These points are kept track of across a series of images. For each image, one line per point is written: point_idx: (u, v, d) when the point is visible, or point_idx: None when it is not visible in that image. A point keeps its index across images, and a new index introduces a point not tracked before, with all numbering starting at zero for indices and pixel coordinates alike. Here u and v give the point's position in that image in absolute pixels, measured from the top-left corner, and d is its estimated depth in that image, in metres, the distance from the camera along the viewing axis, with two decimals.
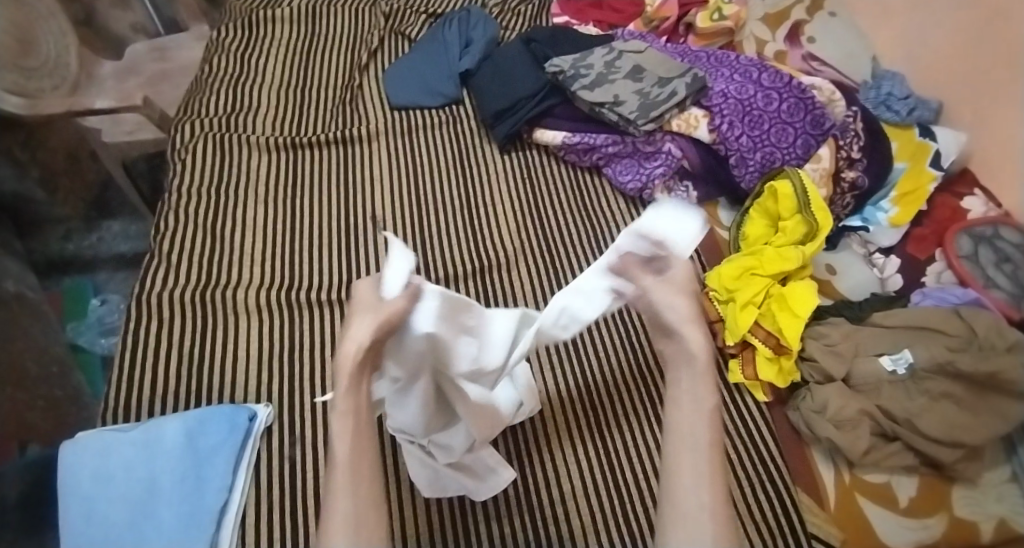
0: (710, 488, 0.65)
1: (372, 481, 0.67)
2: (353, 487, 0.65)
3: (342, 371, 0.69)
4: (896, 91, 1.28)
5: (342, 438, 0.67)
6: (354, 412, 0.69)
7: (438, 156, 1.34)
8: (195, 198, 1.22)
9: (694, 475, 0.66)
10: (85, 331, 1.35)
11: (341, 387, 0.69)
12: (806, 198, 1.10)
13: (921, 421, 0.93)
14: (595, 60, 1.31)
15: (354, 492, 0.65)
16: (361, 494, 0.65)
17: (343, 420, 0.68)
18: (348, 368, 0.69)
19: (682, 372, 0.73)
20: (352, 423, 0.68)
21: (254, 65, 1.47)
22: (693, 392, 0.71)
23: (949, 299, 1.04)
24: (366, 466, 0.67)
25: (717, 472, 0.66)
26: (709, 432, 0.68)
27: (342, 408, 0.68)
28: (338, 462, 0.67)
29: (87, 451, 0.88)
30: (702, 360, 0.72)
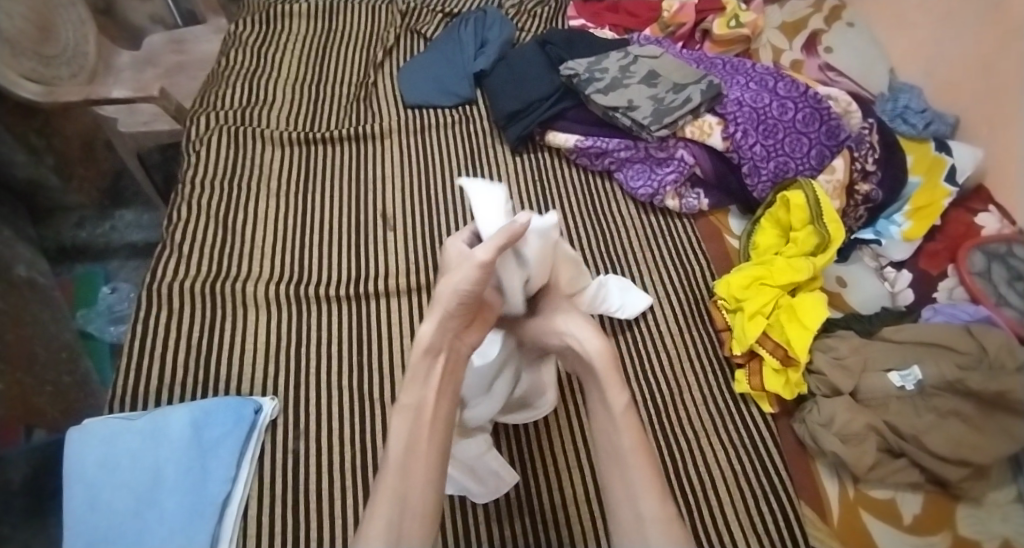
0: (643, 482, 0.72)
1: (426, 481, 0.69)
2: (398, 487, 0.68)
3: (413, 355, 0.73)
4: (913, 104, 1.27)
5: (398, 435, 0.70)
6: (416, 409, 0.71)
7: (450, 155, 1.34)
8: (208, 190, 1.22)
9: (628, 483, 0.73)
10: (96, 318, 1.32)
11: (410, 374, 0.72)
12: (819, 209, 1.09)
13: (928, 438, 0.93)
14: (610, 64, 1.30)
15: (400, 492, 0.68)
16: (411, 501, 0.68)
17: (403, 414, 0.71)
18: (420, 348, 0.72)
19: (600, 393, 0.77)
20: (410, 422, 0.71)
21: (271, 60, 1.48)
22: (605, 401, 0.76)
23: (960, 315, 1.03)
24: (419, 465, 0.70)
25: (646, 468, 0.73)
26: (632, 434, 0.75)
27: (404, 403, 0.72)
28: (390, 464, 0.69)
29: (93, 438, 0.88)
30: (607, 367, 0.77)
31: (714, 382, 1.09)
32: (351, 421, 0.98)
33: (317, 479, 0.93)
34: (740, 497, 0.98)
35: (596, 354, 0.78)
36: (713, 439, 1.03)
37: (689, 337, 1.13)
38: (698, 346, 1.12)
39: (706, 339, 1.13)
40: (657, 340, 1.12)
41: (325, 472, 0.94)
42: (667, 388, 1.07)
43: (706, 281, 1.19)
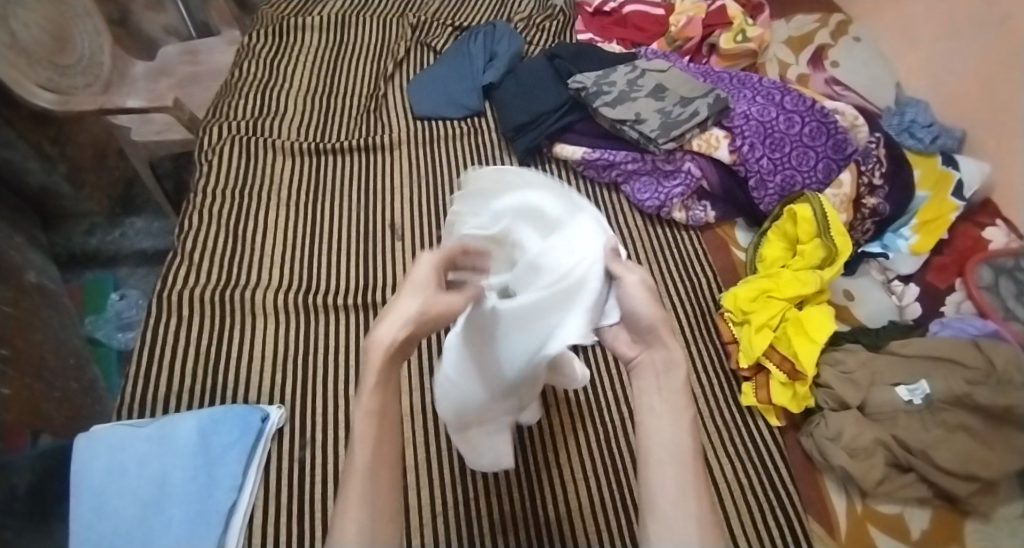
0: (690, 491, 0.59)
1: (391, 492, 0.61)
2: (371, 492, 0.59)
3: (370, 362, 0.60)
4: (920, 118, 1.27)
5: (364, 441, 0.60)
6: (380, 413, 0.60)
7: (458, 167, 1.35)
8: (218, 199, 1.24)
9: (676, 487, 0.59)
10: (104, 325, 1.32)
11: (365, 383, 0.60)
12: (826, 222, 1.09)
13: (936, 453, 0.92)
14: (618, 77, 1.31)
15: (371, 496, 0.59)
16: (380, 507, 0.59)
17: (367, 415, 0.60)
18: (380, 354, 0.60)
19: (658, 382, 0.64)
20: (378, 424, 0.60)
21: (282, 71, 1.50)
22: (668, 399, 0.62)
23: (968, 330, 1.02)
24: (385, 473, 0.61)
25: (697, 472, 0.59)
26: (690, 439, 0.60)
27: (367, 406, 0.60)
28: (355, 468, 0.60)
29: (101, 443, 0.89)
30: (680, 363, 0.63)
31: (720, 394, 1.08)
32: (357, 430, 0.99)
33: (321, 488, 0.93)
34: (746, 511, 0.98)
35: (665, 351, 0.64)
36: (719, 452, 1.03)
37: (695, 348, 1.13)
38: (704, 358, 1.12)
39: (712, 350, 1.13)
40: None
41: (331, 481, 0.94)
42: None
43: (713, 294, 1.19)
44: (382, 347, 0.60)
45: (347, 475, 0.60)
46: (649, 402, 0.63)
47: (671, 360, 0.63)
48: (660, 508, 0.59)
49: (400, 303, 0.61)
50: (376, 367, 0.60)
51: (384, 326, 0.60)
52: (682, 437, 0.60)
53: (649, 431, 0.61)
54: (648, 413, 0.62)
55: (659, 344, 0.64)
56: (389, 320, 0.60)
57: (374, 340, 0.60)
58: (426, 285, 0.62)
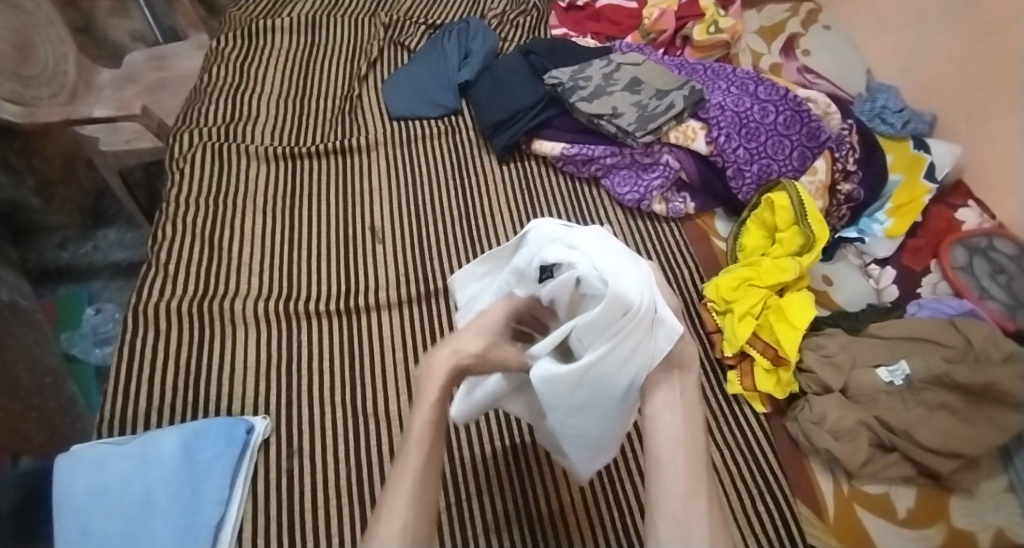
0: (697, 484, 0.59)
1: (433, 499, 0.62)
2: (417, 492, 0.60)
3: (432, 375, 0.64)
4: (891, 103, 1.29)
5: (419, 445, 0.62)
6: (437, 422, 0.64)
7: (436, 167, 1.34)
8: (193, 208, 1.22)
9: (684, 480, 0.59)
10: (80, 340, 1.29)
11: (426, 394, 0.63)
12: (803, 209, 1.11)
13: (918, 431, 0.94)
14: (594, 72, 1.32)
15: (417, 495, 0.60)
16: (426, 505, 0.61)
17: (426, 421, 0.63)
18: (441, 375, 0.64)
19: (669, 378, 0.65)
20: (432, 433, 0.63)
21: (254, 76, 1.47)
22: (677, 395, 0.63)
23: (945, 309, 1.04)
24: (432, 482, 0.62)
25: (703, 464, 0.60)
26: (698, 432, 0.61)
27: (426, 416, 0.63)
28: (408, 468, 0.61)
29: (82, 462, 0.87)
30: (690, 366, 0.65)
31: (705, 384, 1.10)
32: (345, 436, 0.98)
33: (311, 497, 0.92)
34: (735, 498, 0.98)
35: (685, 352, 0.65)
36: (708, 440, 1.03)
37: None
38: None
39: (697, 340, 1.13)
40: None
41: (321, 490, 0.93)
42: None
43: (696, 284, 1.19)
44: (443, 370, 0.64)
45: (397, 475, 0.62)
46: (660, 397, 0.64)
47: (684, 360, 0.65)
48: (665, 500, 0.59)
49: (463, 339, 0.66)
50: (437, 383, 0.63)
51: (447, 352, 0.65)
52: (693, 436, 0.61)
53: (660, 424, 0.62)
54: (663, 403, 0.63)
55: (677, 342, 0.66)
56: (453, 350, 0.65)
57: (435, 362, 0.65)
58: (493, 326, 0.67)
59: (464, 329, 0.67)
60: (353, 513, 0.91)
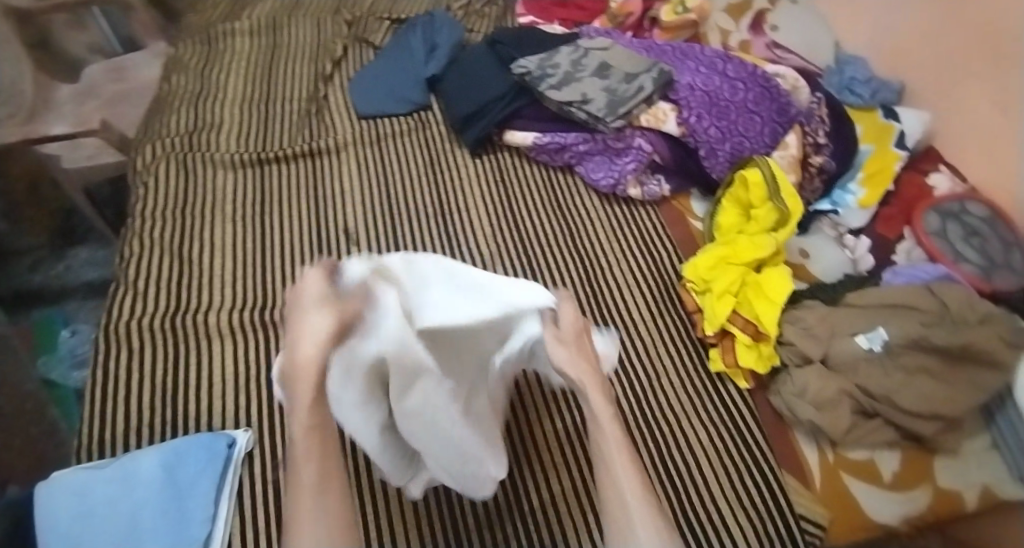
0: (629, 485, 0.68)
1: (343, 503, 0.66)
2: (322, 505, 0.64)
3: (300, 379, 0.64)
4: (859, 74, 1.31)
5: (306, 458, 0.65)
6: (319, 427, 0.66)
7: (408, 163, 1.33)
8: (160, 222, 1.20)
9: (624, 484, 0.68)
10: (58, 365, 1.25)
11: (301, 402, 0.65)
12: (776, 185, 1.11)
13: (899, 396, 0.95)
14: (562, 58, 1.31)
15: (321, 497, 0.64)
16: (333, 513, 0.64)
17: (307, 433, 0.66)
18: (309, 375, 0.63)
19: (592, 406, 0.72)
20: (318, 440, 0.66)
21: (215, 82, 1.45)
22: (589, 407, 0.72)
23: (920, 275, 1.06)
24: (336, 485, 0.66)
25: (630, 464, 0.70)
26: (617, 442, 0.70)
27: (306, 424, 0.66)
28: (302, 481, 0.65)
29: (62, 490, 0.86)
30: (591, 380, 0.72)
31: (690, 365, 1.10)
32: None
33: None
34: (723, 475, 0.99)
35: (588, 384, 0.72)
36: (693, 419, 1.04)
37: (663, 322, 1.14)
38: (671, 329, 1.14)
39: (679, 323, 1.14)
40: (630, 325, 1.14)
41: None
42: (644, 377, 1.08)
43: (675, 267, 1.20)
44: (308, 369, 0.63)
45: (295, 497, 0.64)
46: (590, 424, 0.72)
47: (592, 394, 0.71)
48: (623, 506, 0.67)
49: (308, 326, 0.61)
50: (309, 385, 0.64)
51: (310, 349, 0.62)
52: (620, 448, 0.70)
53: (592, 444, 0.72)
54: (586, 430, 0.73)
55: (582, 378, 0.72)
56: (313, 345, 0.61)
57: (298, 367, 0.63)
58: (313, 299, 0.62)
59: (300, 316, 0.62)
60: None
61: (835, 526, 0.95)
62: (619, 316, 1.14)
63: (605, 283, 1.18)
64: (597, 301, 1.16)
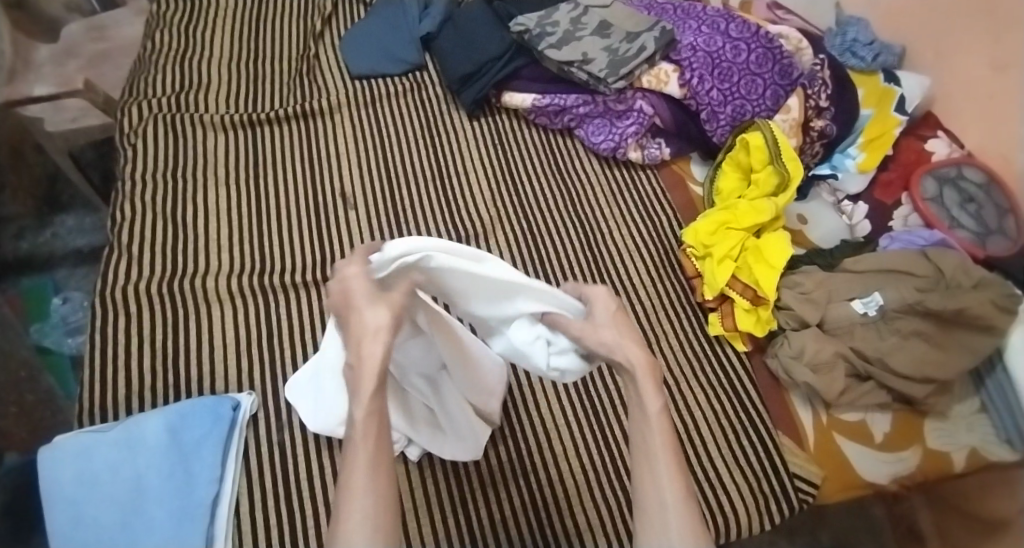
0: (671, 489, 0.62)
1: (390, 492, 0.60)
2: (373, 485, 0.59)
3: (365, 373, 0.62)
4: (861, 36, 1.28)
5: (364, 439, 0.61)
6: (380, 415, 0.62)
7: (403, 125, 1.30)
8: (152, 184, 1.16)
9: (655, 478, 0.63)
10: (51, 332, 1.23)
11: (364, 390, 0.62)
12: (777, 148, 1.10)
13: (892, 359, 0.96)
14: (561, 16, 1.28)
15: (374, 474, 0.59)
16: (382, 495, 0.59)
17: (369, 417, 0.62)
18: (375, 367, 0.62)
19: (633, 389, 0.67)
20: (377, 424, 0.62)
21: (202, 39, 1.40)
22: (639, 399, 0.66)
23: (916, 241, 1.06)
24: (385, 470, 0.61)
25: (673, 463, 0.63)
26: (662, 439, 0.64)
27: (369, 409, 0.62)
28: (359, 463, 0.60)
29: (65, 455, 0.84)
30: (644, 371, 0.66)
31: (690, 329, 1.10)
32: None
33: (304, 467, 0.92)
34: (720, 435, 1.00)
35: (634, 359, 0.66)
36: (691, 382, 1.05)
37: (662, 287, 1.14)
38: (669, 294, 1.13)
39: (678, 286, 1.14)
40: (631, 288, 1.13)
41: (315, 458, 0.92)
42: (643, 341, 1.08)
43: (674, 231, 1.20)
44: (375, 361, 0.62)
45: (348, 475, 0.59)
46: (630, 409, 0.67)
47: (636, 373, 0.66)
48: (651, 500, 0.62)
49: (372, 316, 0.63)
50: (371, 374, 0.62)
51: (370, 340, 0.62)
52: (659, 436, 0.64)
53: (633, 435, 0.66)
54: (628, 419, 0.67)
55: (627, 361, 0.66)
56: (374, 334, 0.63)
57: (366, 355, 0.62)
58: (365, 294, 0.63)
59: (363, 306, 0.63)
60: None
61: (828, 484, 0.97)
62: (618, 281, 1.14)
63: (605, 247, 1.17)
64: (597, 266, 1.15)
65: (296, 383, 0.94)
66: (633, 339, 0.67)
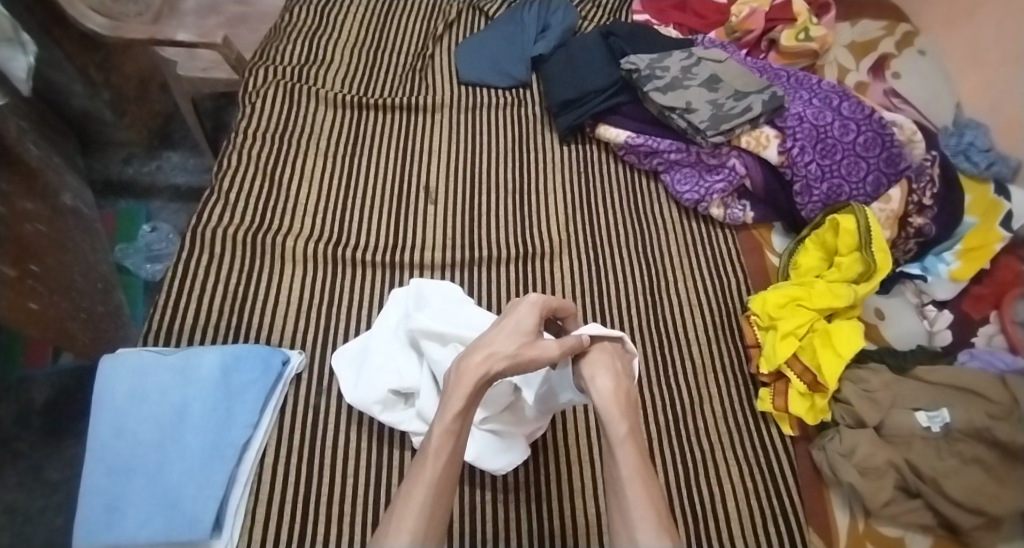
0: (641, 520, 0.68)
1: (442, 509, 0.69)
2: (430, 502, 0.68)
3: (463, 385, 0.74)
4: (979, 141, 1.20)
5: (437, 456, 0.70)
6: (459, 432, 0.72)
7: (498, 135, 1.33)
8: (260, 141, 1.23)
9: (623, 506, 0.70)
10: (134, 254, 1.33)
11: (452, 406, 0.73)
12: (869, 236, 1.06)
13: (946, 481, 0.90)
14: (672, 62, 1.29)
15: (434, 489, 0.68)
16: (438, 508, 0.68)
17: (445, 434, 0.72)
18: (471, 384, 0.74)
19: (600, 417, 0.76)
20: (451, 443, 0.71)
21: (333, 20, 1.48)
22: (604, 430, 0.75)
23: (996, 363, 1.00)
24: (446, 488, 0.70)
25: (644, 494, 0.70)
26: (628, 467, 0.72)
27: (448, 425, 0.72)
28: (426, 476, 0.69)
29: (125, 369, 0.89)
30: (607, 399, 0.76)
31: (738, 398, 1.07)
32: None
33: (332, 435, 0.94)
34: (748, 513, 0.96)
35: (598, 388, 0.77)
36: (727, 451, 1.01)
37: (716, 348, 1.11)
38: (724, 358, 1.10)
39: (734, 351, 1.11)
40: (684, 342, 1.11)
41: (345, 428, 0.94)
42: (688, 398, 1.06)
43: (741, 295, 1.17)
44: (474, 379, 0.74)
45: (413, 482, 0.69)
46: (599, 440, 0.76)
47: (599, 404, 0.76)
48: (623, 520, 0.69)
49: (492, 350, 0.76)
50: (464, 392, 0.73)
51: (481, 357, 0.75)
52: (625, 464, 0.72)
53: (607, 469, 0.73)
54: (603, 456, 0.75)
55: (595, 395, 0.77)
56: (487, 355, 0.75)
57: (469, 373, 0.74)
58: (517, 324, 0.79)
59: (498, 334, 0.78)
60: (373, 457, 0.93)
61: None
62: (676, 332, 1.12)
63: (666, 296, 1.16)
64: (654, 312, 1.14)
65: (346, 351, 0.98)
66: (603, 370, 0.78)
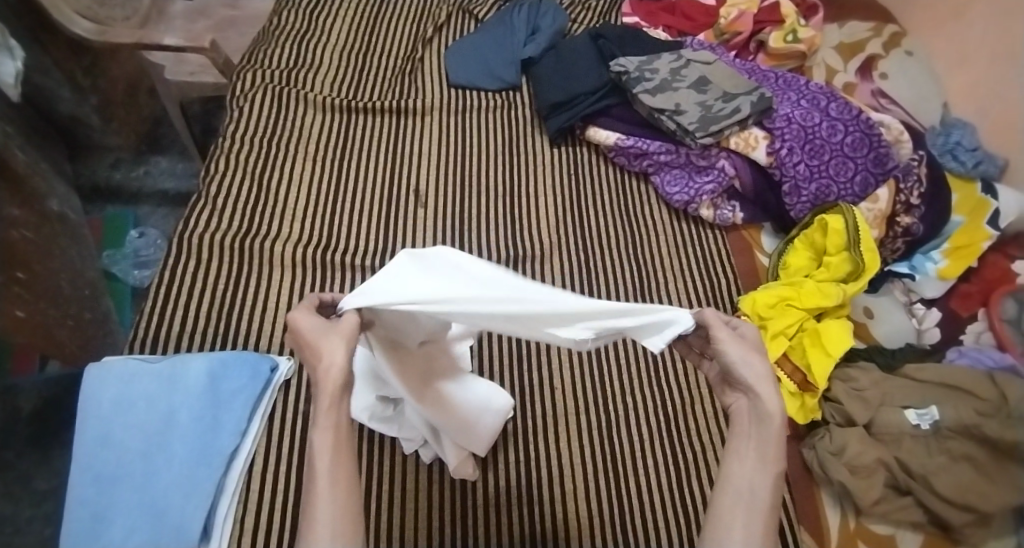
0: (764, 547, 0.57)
1: (353, 499, 0.57)
2: (335, 497, 0.56)
3: (322, 387, 0.60)
4: (965, 140, 1.21)
5: (323, 453, 0.58)
6: (338, 426, 0.59)
7: (486, 139, 1.33)
8: (249, 146, 1.23)
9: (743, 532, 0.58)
10: (121, 260, 1.33)
11: (320, 403, 0.60)
12: (857, 235, 1.07)
13: (936, 479, 0.90)
14: (661, 64, 1.29)
15: (332, 477, 0.57)
16: (347, 506, 0.56)
17: (330, 430, 0.59)
18: (332, 383, 0.60)
19: (751, 426, 0.63)
20: (340, 432, 0.59)
21: (322, 24, 1.48)
22: (756, 449, 0.62)
23: (985, 361, 1.01)
24: (346, 480, 0.57)
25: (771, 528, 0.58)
26: (772, 495, 0.59)
27: (326, 422, 0.59)
28: (318, 477, 0.57)
29: (113, 376, 0.89)
30: (773, 418, 0.62)
31: None
32: None
33: None
34: None
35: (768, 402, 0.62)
36: None
37: None
38: None
39: None
40: None
41: None
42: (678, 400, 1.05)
43: (732, 296, 1.17)
44: (331, 379, 0.61)
45: (307, 490, 0.57)
46: (737, 445, 0.63)
47: (765, 413, 0.62)
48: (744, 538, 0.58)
49: (327, 352, 0.62)
50: (330, 389, 0.60)
51: (325, 364, 0.61)
52: (761, 491, 0.59)
53: (733, 481, 0.61)
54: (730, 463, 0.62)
55: (759, 395, 0.63)
56: (332, 361, 0.61)
57: (322, 377, 0.61)
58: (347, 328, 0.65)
59: (333, 338, 0.64)
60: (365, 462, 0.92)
61: None
62: None
63: (656, 297, 1.15)
64: None
65: None
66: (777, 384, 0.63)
